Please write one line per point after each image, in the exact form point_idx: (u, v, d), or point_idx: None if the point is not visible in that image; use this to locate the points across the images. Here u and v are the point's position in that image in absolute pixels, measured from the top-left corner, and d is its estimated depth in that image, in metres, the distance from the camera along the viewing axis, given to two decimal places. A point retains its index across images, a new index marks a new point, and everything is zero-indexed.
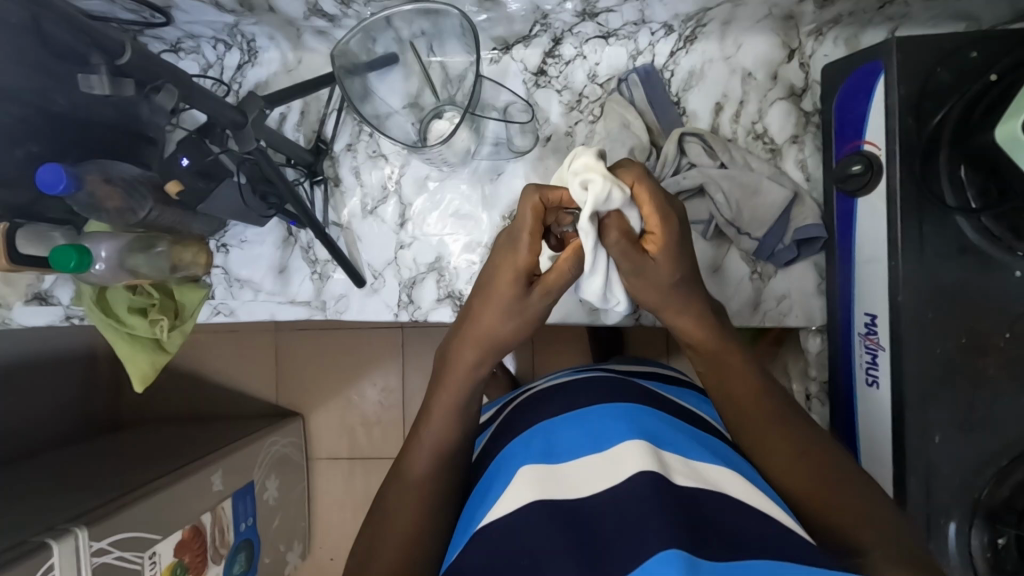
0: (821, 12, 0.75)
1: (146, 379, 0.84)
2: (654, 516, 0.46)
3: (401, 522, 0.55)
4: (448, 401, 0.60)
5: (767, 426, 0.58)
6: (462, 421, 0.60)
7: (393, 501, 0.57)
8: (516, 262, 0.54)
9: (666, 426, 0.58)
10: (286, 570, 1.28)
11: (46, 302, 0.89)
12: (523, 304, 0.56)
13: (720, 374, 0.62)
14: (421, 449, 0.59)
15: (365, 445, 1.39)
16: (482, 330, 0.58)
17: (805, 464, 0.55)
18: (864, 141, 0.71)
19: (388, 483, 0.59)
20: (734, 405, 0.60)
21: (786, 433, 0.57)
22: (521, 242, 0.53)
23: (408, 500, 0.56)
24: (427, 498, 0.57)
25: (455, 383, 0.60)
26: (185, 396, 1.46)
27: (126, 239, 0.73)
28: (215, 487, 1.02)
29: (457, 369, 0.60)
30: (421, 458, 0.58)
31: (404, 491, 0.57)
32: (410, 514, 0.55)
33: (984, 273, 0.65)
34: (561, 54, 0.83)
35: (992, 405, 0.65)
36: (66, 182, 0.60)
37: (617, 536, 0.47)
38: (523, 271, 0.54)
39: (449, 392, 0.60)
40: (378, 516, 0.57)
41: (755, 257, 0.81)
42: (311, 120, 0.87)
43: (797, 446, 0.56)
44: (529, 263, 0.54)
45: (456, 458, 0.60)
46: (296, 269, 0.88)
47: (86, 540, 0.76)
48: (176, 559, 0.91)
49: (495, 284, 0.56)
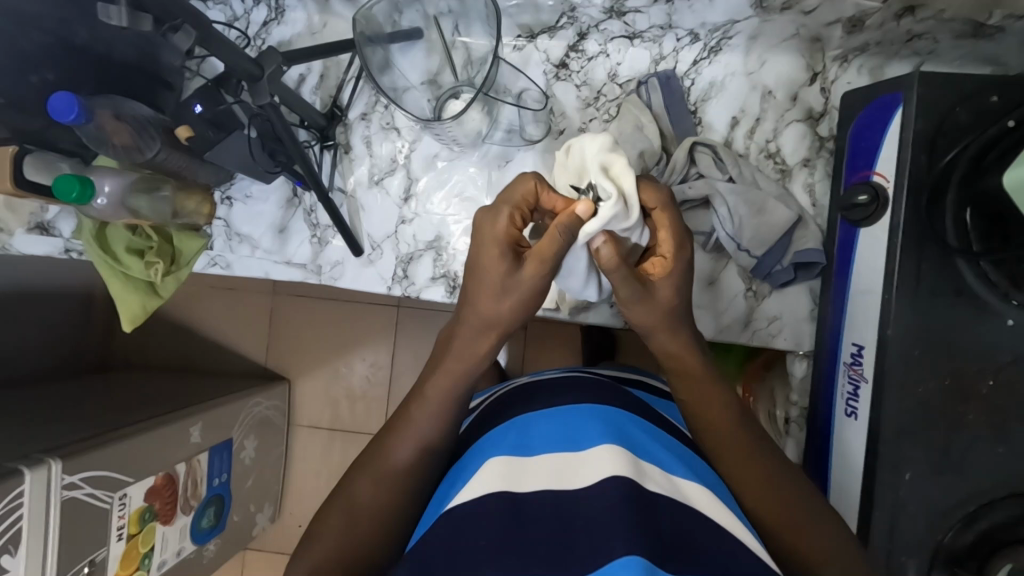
0: (849, 38, 0.75)
1: (135, 321, 0.85)
2: (621, 520, 0.46)
3: (372, 501, 0.56)
4: (444, 391, 0.60)
5: (737, 450, 0.58)
6: (455, 412, 0.61)
7: (366, 477, 0.57)
8: (498, 233, 0.58)
9: (651, 437, 0.58)
10: (253, 530, 1.29)
11: (48, 233, 0.89)
12: (514, 280, 0.58)
13: (693, 402, 0.62)
14: (409, 430, 0.59)
15: (347, 418, 1.40)
16: (481, 314, 0.60)
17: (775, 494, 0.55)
18: (874, 172, 0.70)
19: (366, 457, 0.59)
20: (706, 427, 0.61)
21: (754, 459, 0.58)
22: (503, 212, 0.58)
23: (384, 479, 0.57)
24: (402, 484, 0.57)
25: (454, 367, 0.61)
26: (175, 347, 1.47)
27: (131, 178, 0.75)
28: (193, 439, 1.03)
29: (462, 358, 0.61)
30: (405, 442, 0.59)
31: (382, 469, 0.58)
32: (381, 493, 0.57)
33: (975, 317, 0.64)
34: (585, 49, 0.83)
35: (967, 450, 0.65)
36: (78, 113, 0.60)
37: (581, 535, 0.47)
38: (507, 241, 0.58)
39: (447, 376, 0.61)
40: (350, 487, 0.57)
41: (752, 275, 0.81)
42: (330, 84, 0.87)
43: (766, 473, 0.57)
44: (509, 230, 0.58)
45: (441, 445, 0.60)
46: (296, 232, 0.88)
47: (59, 473, 0.77)
48: (145, 504, 0.92)
49: (483, 259, 0.59)
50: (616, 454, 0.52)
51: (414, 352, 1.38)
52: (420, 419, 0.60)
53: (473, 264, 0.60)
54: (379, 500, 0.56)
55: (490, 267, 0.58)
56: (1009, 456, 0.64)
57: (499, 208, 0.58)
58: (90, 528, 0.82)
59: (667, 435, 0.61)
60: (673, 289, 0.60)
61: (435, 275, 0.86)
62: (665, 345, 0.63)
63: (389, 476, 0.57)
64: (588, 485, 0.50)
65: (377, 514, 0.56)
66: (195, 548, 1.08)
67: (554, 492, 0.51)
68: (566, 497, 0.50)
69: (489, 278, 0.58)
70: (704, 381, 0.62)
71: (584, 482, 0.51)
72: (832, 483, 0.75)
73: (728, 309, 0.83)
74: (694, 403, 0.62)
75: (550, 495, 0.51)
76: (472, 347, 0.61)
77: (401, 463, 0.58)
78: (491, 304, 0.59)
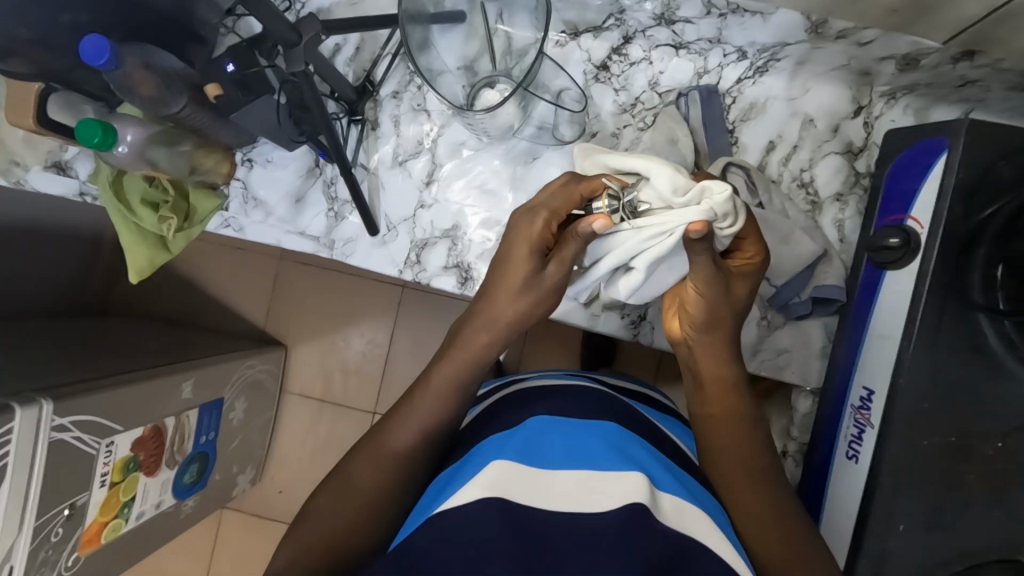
0: (900, 75, 0.73)
1: (142, 273, 0.84)
2: (617, 550, 0.46)
3: (375, 478, 0.57)
4: (445, 377, 0.62)
5: (745, 481, 0.58)
6: (457, 398, 0.62)
7: (368, 457, 0.58)
8: (531, 234, 0.59)
9: (652, 460, 0.56)
10: (233, 490, 1.29)
11: (63, 172, 0.88)
12: (538, 279, 0.61)
13: (714, 417, 0.62)
14: (415, 409, 0.60)
15: (340, 391, 1.40)
16: (496, 319, 0.62)
17: (779, 529, 0.55)
18: (908, 216, 0.69)
19: (368, 438, 0.60)
20: (719, 451, 0.61)
21: (762, 492, 0.57)
22: (540, 214, 0.59)
23: (388, 455, 0.58)
24: (406, 460, 0.58)
25: (461, 359, 0.62)
26: (177, 300, 1.46)
27: (152, 130, 0.74)
28: (185, 395, 1.03)
29: (470, 350, 0.63)
30: (411, 421, 0.60)
31: (380, 451, 0.58)
32: (383, 471, 0.57)
33: (990, 376, 0.63)
34: (628, 53, 0.81)
35: (964, 509, 0.64)
36: (106, 60, 0.59)
37: (574, 550, 0.47)
38: (537, 243, 0.59)
39: (453, 365, 0.62)
40: (351, 465, 0.58)
41: (767, 304, 0.80)
42: (364, 58, 0.86)
43: (770, 510, 0.56)
44: (543, 235, 0.59)
45: (447, 423, 0.61)
46: (313, 203, 0.87)
47: (49, 414, 0.77)
48: (131, 455, 0.91)
49: (511, 255, 0.61)
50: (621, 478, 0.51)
51: (415, 335, 1.37)
52: (421, 403, 0.61)
53: (501, 257, 0.63)
54: (383, 475, 0.57)
55: (517, 257, 0.60)
56: (1005, 522, 0.63)
57: (535, 211, 0.59)
58: (75, 471, 0.81)
59: (669, 457, 0.60)
60: (705, 309, 0.60)
61: (448, 264, 0.85)
62: (701, 358, 0.63)
63: (393, 454, 0.58)
64: (586, 509, 0.50)
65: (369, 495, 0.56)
66: (175, 502, 1.08)
67: (554, 510, 0.50)
68: (556, 518, 0.50)
69: (510, 281, 0.61)
70: (722, 403, 0.62)
71: (587, 505, 0.50)
72: (822, 523, 0.74)
73: (739, 335, 0.81)
74: (712, 425, 0.62)
75: (547, 511, 0.50)
76: (478, 342, 0.63)
77: (406, 442, 0.59)
78: (507, 304, 0.62)
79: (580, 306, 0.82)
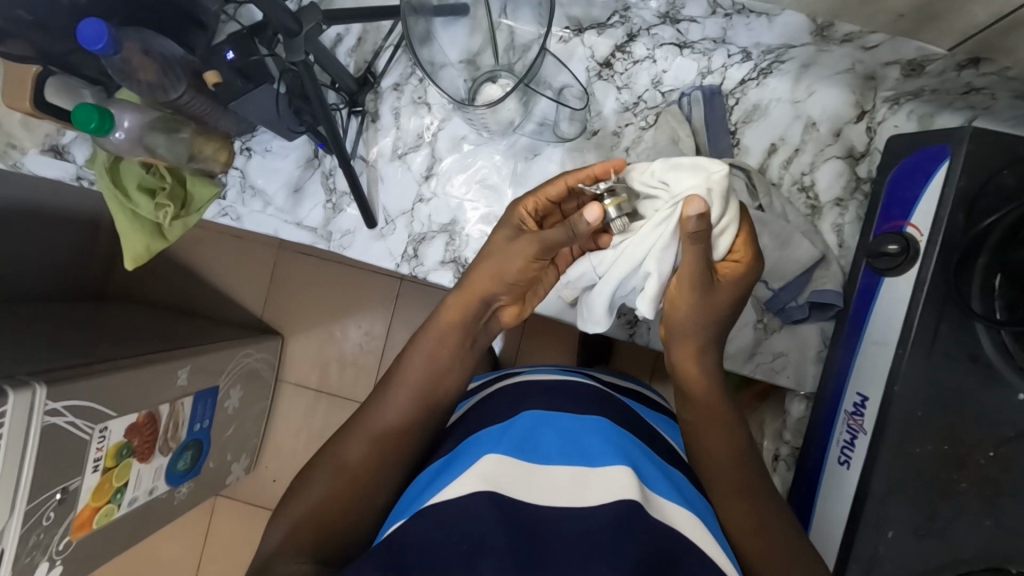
0: (904, 81, 0.73)
1: (139, 260, 0.84)
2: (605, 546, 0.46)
3: (361, 457, 0.57)
4: (424, 359, 0.62)
5: (734, 486, 0.58)
6: (439, 379, 0.62)
7: (355, 441, 0.58)
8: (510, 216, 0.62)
9: (644, 458, 0.56)
10: (227, 478, 1.29)
11: (61, 157, 0.88)
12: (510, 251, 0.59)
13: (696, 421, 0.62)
14: (396, 390, 0.61)
15: (335, 382, 1.40)
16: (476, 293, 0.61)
17: (765, 535, 0.56)
18: (908, 223, 0.69)
19: (355, 422, 0.60)
20: (704, 456, 0.61)
21: (748, 496, 0.58)
22: (523, 198, 0.62)
23: (375, 441, 0.58)
24: (390, 443, 0.58)
25: (436, 338, 0.62)
26: (174, 287, 1.46)
27: (151, 116, 0.73)
28: (180, 382, 1.03)
29: (444, 333, 0.62)
30: (395, 405, 0.60)
31: (366, 437, 0.58)
32: (371, 456, 0.57)
33: (984, 386, 0.63)
34: (632, 51, 0.80)
35: (954, 517, 0.63)
36: (106, 44, 0.58)
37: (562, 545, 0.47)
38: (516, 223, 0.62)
39: (429, 345, 0.62)
40: (338, 451, 0.58)
41: (765, 307, 0.81)
42: (366, 49, 0.85)
43: (757, 518, 0.57)
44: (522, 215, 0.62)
45: (431, 406, 0.61)
46: (311, 194, 0.87)
47: (42, 399, 0.76)
48: (124, 441, 0.91)
49: (491, 240, 0.62)
50: (614, 476, 0.51)
51: (411, 328, 1.37)
52: (401, 387, 0.60)
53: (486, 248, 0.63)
54: (368, 457, 0.57)
55: (495, 243, 0.62)
56: (995, 531, 0.63)
57: (519, 197, 0.62)
58: (67, 456, 0.81)
59: (662, 457, 0.60)
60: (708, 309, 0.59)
61: (445, 259, 0.85)
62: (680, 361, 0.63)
63: (381, 437, 0.58)
64: (579, 503, 0.50)
65: (357, 479, 0.56)
66: (169, 488, 1.08)
67: (547, 506, 0.50)
68: (549, 514, 0.50)
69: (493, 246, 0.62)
70: (708, 405, 0.62)
71: (579, 500, 0.50)
72: (813, 526, 0.75)
73: (736, 338, 0.82)
74: (696, 430, 0.62)
75: (538, 506, 0.50)
76: (451, 322, 0.63)
77: (390, 426, 0.59)
78: (485, 282, 0.61)
79: (568, 306, 0.82)
